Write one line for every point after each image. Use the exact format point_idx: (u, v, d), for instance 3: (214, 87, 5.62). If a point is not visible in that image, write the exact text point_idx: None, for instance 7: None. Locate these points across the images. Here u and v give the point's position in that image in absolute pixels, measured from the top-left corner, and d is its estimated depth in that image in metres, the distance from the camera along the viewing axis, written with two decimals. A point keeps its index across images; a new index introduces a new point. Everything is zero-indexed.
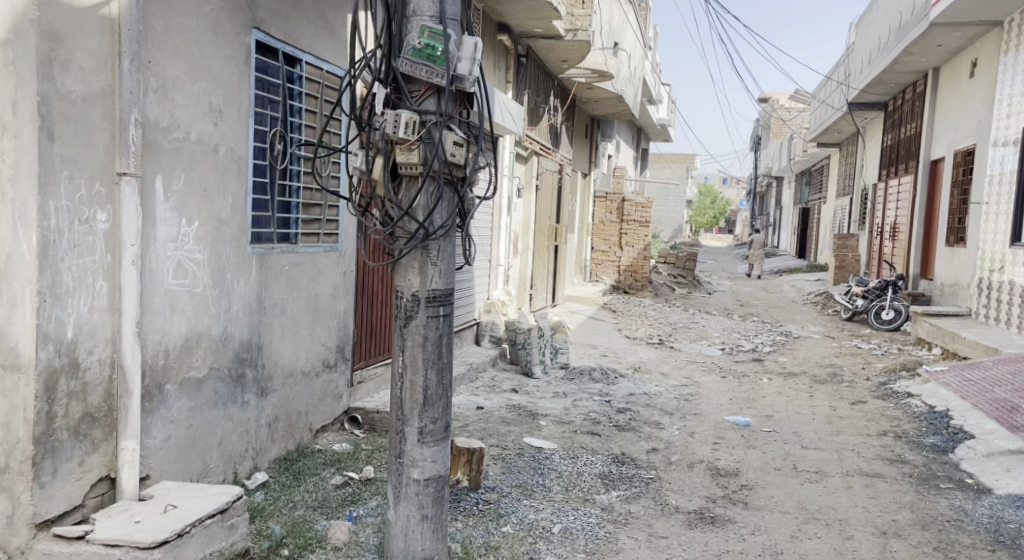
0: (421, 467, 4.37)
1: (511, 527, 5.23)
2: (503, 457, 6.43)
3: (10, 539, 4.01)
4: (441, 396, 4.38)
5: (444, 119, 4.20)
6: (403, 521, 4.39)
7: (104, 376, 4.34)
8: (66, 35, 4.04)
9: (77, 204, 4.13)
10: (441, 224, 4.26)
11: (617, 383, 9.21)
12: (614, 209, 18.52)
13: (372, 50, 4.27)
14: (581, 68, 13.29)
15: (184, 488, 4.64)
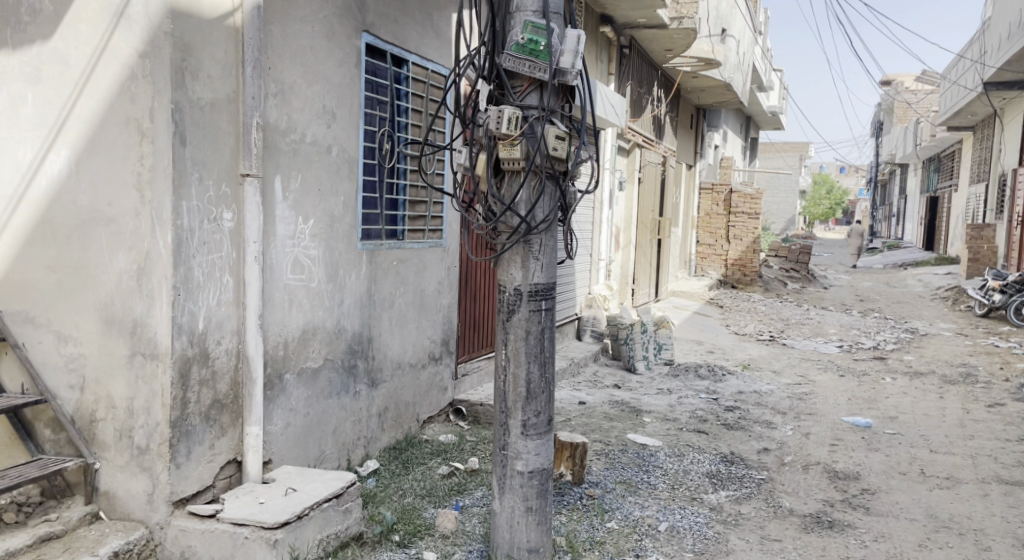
0: (525, 459, 4.45)
1: (616, 524, 5.26)
2: (607, 453, 6.47)
3: (151, 515, 4.34)
4: (543, 390, 4.45)
5: (547, 114, 4.26)
6: (508, 512, 4.50)
7: (231, 365, 4.62)
8: (195, 45, 4.30)
9: (206, 204, 4.39)
10: (543, 219, 4.31)
11: (725, 381, 9.08)
12: (721, 201, 18.24)
13: (476, 47, 4.39)
14: (687, 57, 13.11)
15: (303, 473, 4.89)
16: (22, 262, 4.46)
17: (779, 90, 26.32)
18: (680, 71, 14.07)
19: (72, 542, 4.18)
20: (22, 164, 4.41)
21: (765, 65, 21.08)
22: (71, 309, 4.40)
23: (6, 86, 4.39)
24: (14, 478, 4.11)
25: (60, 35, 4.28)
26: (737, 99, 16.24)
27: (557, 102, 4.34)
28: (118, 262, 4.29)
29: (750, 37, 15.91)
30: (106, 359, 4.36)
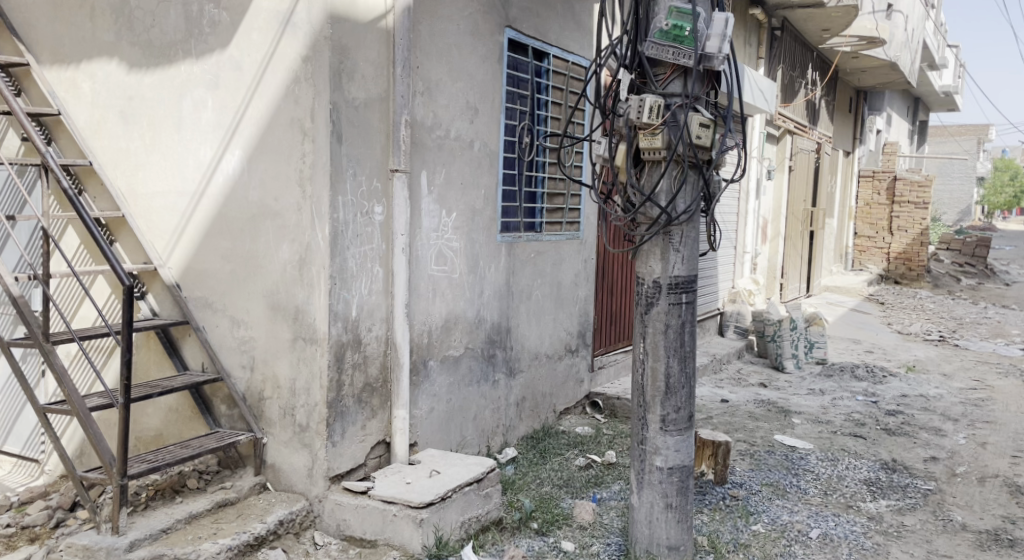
0: (665, 455, 4.46)
1: (761, 527, 5.18)
2: (753, 454, 6.40)
3: (311, 488, 4.67)
4: (684, 386, 4.44)
5: (691, 101, 4.23)
6: (647, 508, 4.52)
7: (381, 351, 4.88)
8: (351, 48, 4.55)
9: (360, 199, 4.65)
10: (684, 210, 4.30)
11: (887, 383, 8.71)
12: (883, 190, 17.41)
13: (618, 36, 4.44)
14: (847, 36, 12.59)
15: (446, 456, 5.12)
16: (201, 252, 4.84)
17: (955, 67, 24.58)
18: (837, 52, 13.49)
19: (243, 509, 4.56)
20: (202, 163, 4.77)
21: (936, 43, 19.85)
22: (243, 296, 4.75)
23: (189, 92, 4.75)
24: (196, 449, 4.50)
25: (236, 43, 4.61)
26: (903, 80, 15.38)
27: (701, 88, 4.33)
28: (282, 253, 4.60)
29: (919, 13, 15.00)
30: (272, 342, 4.69)
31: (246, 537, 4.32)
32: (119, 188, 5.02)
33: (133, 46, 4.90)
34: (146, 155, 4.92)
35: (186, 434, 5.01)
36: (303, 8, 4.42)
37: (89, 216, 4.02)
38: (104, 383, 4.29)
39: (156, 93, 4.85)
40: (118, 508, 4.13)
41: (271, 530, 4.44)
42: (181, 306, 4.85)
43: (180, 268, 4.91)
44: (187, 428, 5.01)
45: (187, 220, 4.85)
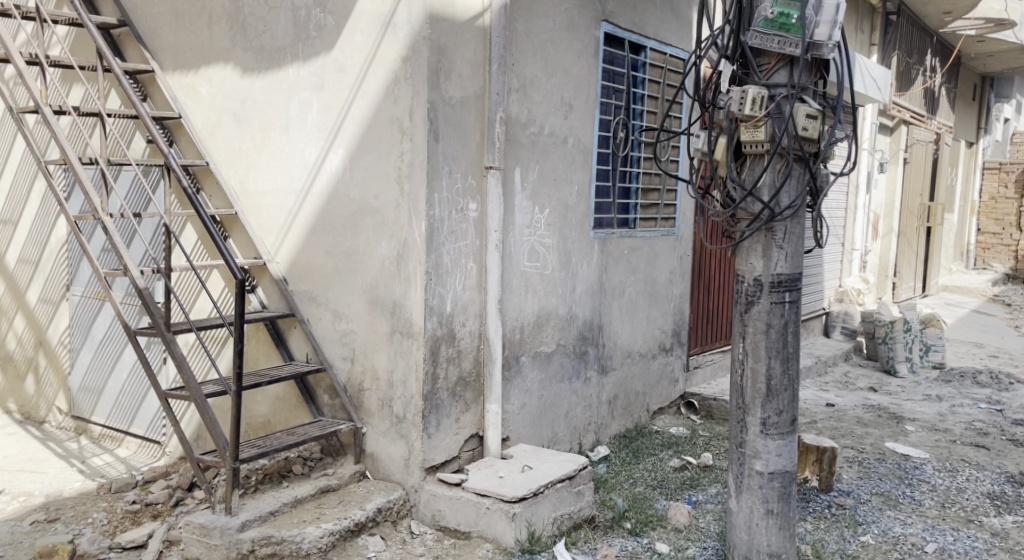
0: (765, 459, 4.36)
1: (871, 538, 5.00)
2: (862, 461, 6.19)
3: (407, 478, 4.81)
4: (786, 388, 4.34)
5: (796, 92, 4.10)
6: (746, 513, 4.43)
7: (474, 345, 4.99)
8: (449, 47, 4.66)
9: (455, 196, 4.76)
10: (788, 205, 4.19)
11: (1013, 391, 8.25)
12: (1010, 183, 16.33)
13: (721, 26, 4.37)
14: (972, 19, 11.95)
15: (538, 452, 5.19)
16: (306, 248, 4.98)
17: None
18: (961, 36, 12.80)
19: (344, 495, 4.74)
20: (308, 163, 4.92)
21: None
22: (345, 290, 4.88)
23: (296, 94, 4.89)
24: (301, 436, 4.69)
25: (340, 45, 4.75)
26: None
27: (808, 78, 4.20)
28: (381, 249, 4.72)
29: None
30: (370, 335, 4.82)
31: (347, 523, 4.49)
32: (231, 186, 5.19)
33: (245, 52, 5.04)
34: (255, 155, 5.08)
35: (292, 421, 5.17)
36: (403, 10, 4.54)
37: (206, 214, 4.25)
38: (219, 371, 4.51)
39: (265, 96, 5.00)
40: (232, 490, 4.32)
41: (371, 517, 4.61)
42: (288, 300, 5.01)
43: (287, 263, 5.06)
44: (293, 415, 5.17)
45: (293, 217, 5.00)
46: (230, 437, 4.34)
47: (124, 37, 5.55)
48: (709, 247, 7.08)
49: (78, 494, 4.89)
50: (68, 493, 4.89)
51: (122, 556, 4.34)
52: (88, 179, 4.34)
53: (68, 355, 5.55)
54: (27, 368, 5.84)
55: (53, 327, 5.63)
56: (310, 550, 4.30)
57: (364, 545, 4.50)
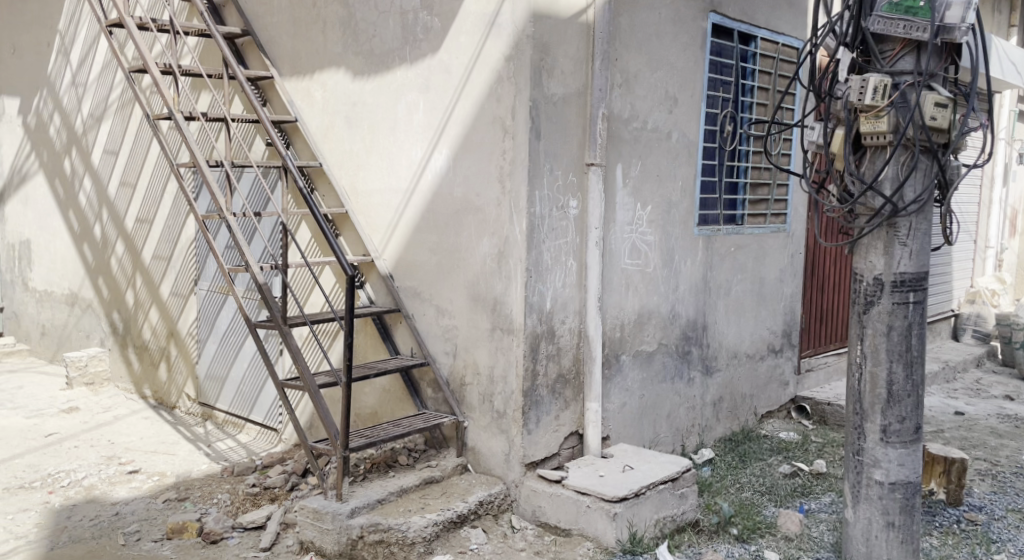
0: (885, 469, 4.13)
1: (1006, 557, 4.66)
2: (996, 474, 5.80)
3: (508, 473, 4.88)
4: (910, 394, 4.12)
5: (924, 79, 3.88)
6: (864, 524, 4.19)
7: (574, 343, 5.02)
8: (552, 44, 4.68)
9: (555, 193, 4.78)
10: (913, 200, 3.95)
11: None
12: None
13: (838, 12, 4.10)
14: None
15: (640, 452, 5.17)
16: (410, 246, 5.12)
17: None
18: None
19: (447, 487, 4.84)
20: (414, 162, 5.05)
21: None
22: (447, 287, 4.98)
23: (404, 96, 5.04)
24: (405, 428, 4.80)
25: (446, 47, 4.85)
26: None
27: (937, 64, 3.94)
28: (483, 246, 4.80)
29: None
30: (472, 330, 4.91)
31: (450, 514, 4.59)
32: (343, 186, 5.39)
33: (356, 56, 5.23)
34: (365, 155, 5.26)
35: (398, 412, 5.32)
36: (508, 8, 4.59)
37: (320, 212, 4.46)
38: (330, 362, 4.69)
39: (375, 98, 5.17)
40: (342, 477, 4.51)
41: (472, 510, 4.69)
42: (394, 295, 5.16)
43: (393, 260, 5.21)
44: (397, 407, 5.32)
45: (399, 215, 5.15)
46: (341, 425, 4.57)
47: (247, 46, 5.85)
48: (823, 243, 6.82)
49: (205, 476, 5.20)
50: (196, 474, 5.22)
51: (243, 536, 4.61)
52: (214, 180, 4.59)
53: (196, 345, 5.91)
54: (160, 356, 6.24)
55: (183, 319, 5.99)
56: (415, 539, 4.42)
57: (466, 537, 4.59)
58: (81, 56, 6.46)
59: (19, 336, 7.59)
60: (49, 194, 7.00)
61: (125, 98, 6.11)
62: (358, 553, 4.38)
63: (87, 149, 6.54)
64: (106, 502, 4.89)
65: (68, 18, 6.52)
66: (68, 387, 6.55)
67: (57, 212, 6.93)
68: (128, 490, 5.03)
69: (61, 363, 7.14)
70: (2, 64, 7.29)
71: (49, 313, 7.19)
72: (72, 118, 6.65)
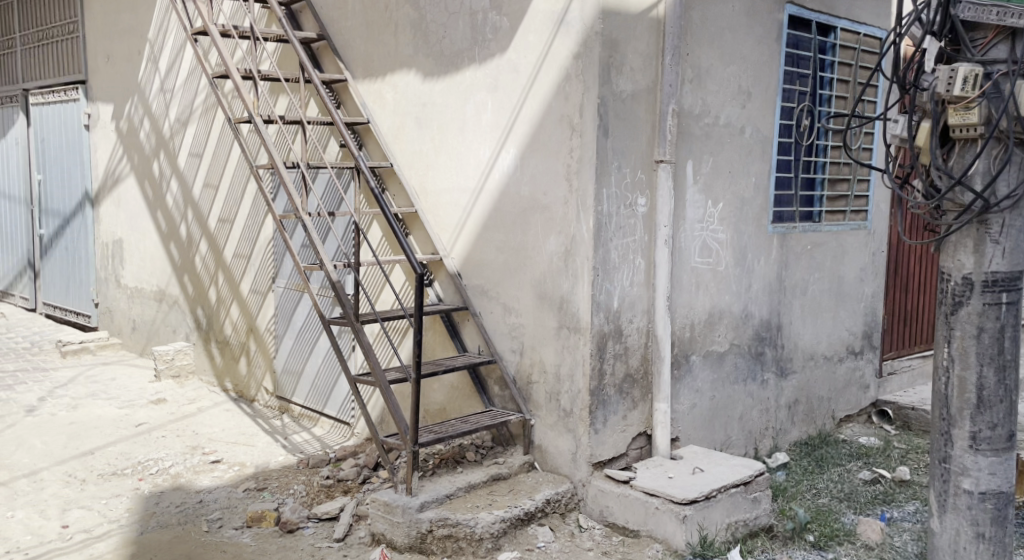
0: (974, 477, 3.84)
1: None
2: None
3: (575, 472, 4.86)
4: (1002, 399, 3.82)
5: (1020, 67, 3.58)
6: (951, 534, 3.91)
7: (642, 342, 4.97)
8: (622, 41, 4.64)
9: (623, 191, 4.74)
10: (1007, 195, 3.68)
11: None
12: None
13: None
14: None
15: (710, 455, 5.08)
16: (478, 244, 5.16)
17: None
18: None
19: (515, 484, 4.86)
20: (482, 161, 5.08)
21: None
22: (514, 285, 5.00)
23: (472, 96, 5.08)
24: (473, 424, 4.84)
25: (514, 46, 4.86)
26: None
27: None
28: (550, 245, 4.80)
29: None
30: (539, 329, 4.91)
31: (518, 511, 4.61)
32: (412, 185, 5.47)
33: (426, 58, 5.30)
34: (434, 155, 5.33)
35: (466, 409, 5.37)
36: (577, 6, 4.56)
37: (390, 212, 4.51)
38: (400, 358, 4.74)
39: (444, 99, 5.23)
40: (412, 472, 4.58)
41: (539, 508, 4.70)
42: (461, 293, 5.21)
43: (461, 259, 5.26)
44: (465, 404, 5.38)
45: (467, 214, 5.19)
46: (411, 421, 4.63)
47: (322, 50, 6.00)
48: (907, 241, 6.56)
49: (282, 467, 5.37)
50: (274, 465, 5.39)
51: (318, 526, 4.75)
52: (291, 182, 4.66)
53: (274, 340, 6.11)
54: (240, 351, 6.48)
55: (261, 315, 6.20)
56: (483, 535, 4.45)
57: (533, 535, 4.61)
58: (168, 63, 6.75)
59: (111, 330, 7.93)
60: (140, 195, 7.34)
61: (209, 103, 6.37)
62: (428, 547, 4.45)
63: (174, 152, 6.83)
64: (190, 490, 5.08)
65: (157, 28, 6.81)
66: (156, 379, 6.84)
67: (147, 212, 7.26)
68: (210, 479, 5.22)
69: (150, 356, 7.45)
70: (96, 72, 7.66)
71: (139, 308, 7.52)
72: (161, 123, 6.96)
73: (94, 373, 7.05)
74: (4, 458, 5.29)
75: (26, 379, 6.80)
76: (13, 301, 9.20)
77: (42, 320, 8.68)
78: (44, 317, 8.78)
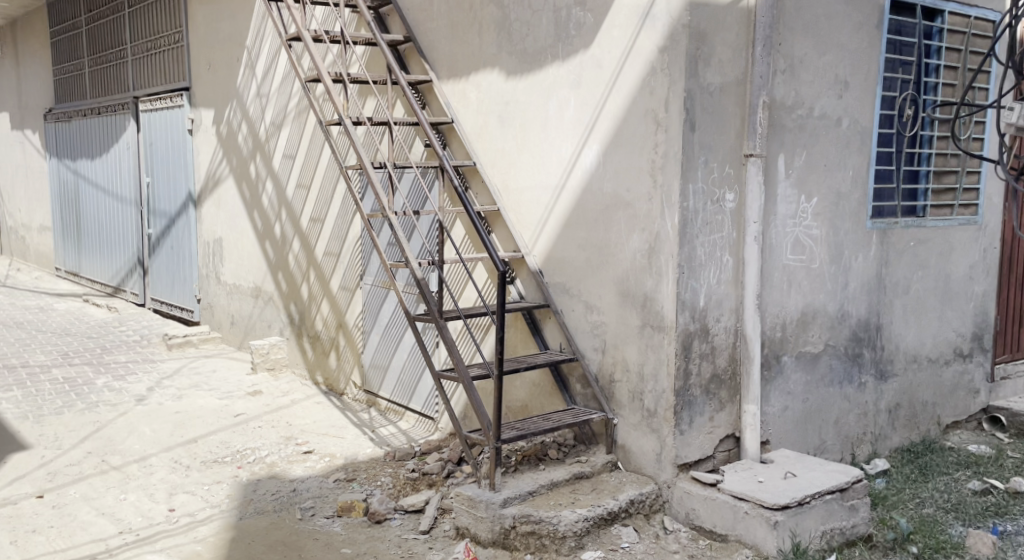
0: None
1: None
2: None
3: (660, 473, 4.78)
4: None
5: None
6: None
7: (730, 342, 4.84)
8: (710, 32, 4.52)
9: (711, 186, 4.62)
10: None
11: None
12: None
13: None
14: None
15: (803, 459, 4.89)
16: (560, 242, 5.14)
17: None
18: None
19: (597, 483, 4.81)
20: (565, 158, 5.06)
21: None
22: (596, 283, 4.96)
23: (556, 93, 5.06)
24: (556, 422, 4.82)
25: (598, 41, 4.81)
26: None
27: None
28: (633, 242, 4.73)
29: None
30: (622, 327, 4.85)
31: (601, 511, 4.55)
32: (496, 183, 5.50)
33: (510, 56, 5.31)
34: (517, 154, 5.34)
35: (547, 407, 5.36)
36: None
37: (473, 210, 4.53)
38: (482, 355, 4.76)
39: (528, 97, 5.23)
40: (495, 468, 4.58)
41: (623, 508, 4.64)
42: (543, 291, 5.20)
43: (543, 256, 5.25)
44: (547, 402, 5.37)
45: (550, 211, 5.18)
46: (494, 417, 4.64)
47: (408, 52, 6.10)
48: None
49: (370, 459, 5.51)
50: (363, 457, 5.54)
51: (404, 518, 4.83)
52: (378, 181, 4.71)
53: (362, 336, 6.29)
54: (330, 346, 6.69)
55: (350, 311, 6.38)
56: (566, 533, 4.42)
57: (617, 535, 4.55)
58: (264, 69, 7.02)
59: (212, 325, 8.33)
60: (238, 196, 7.67)
61: (302, 106, 6.60)
62: (511, 543, 4.46)
63: (270, 154, 7.12)
64: (285, 478, 5.28)
65: (254, 35, 7.09)
66: (253, 372, 7.14)
67: (244, 212, 7.59)
68: (303, 468, 5.42)
69: (248, 350, 7.78)
70: (200, 79, 8.03)
71: (238, 304, 7.86)
72: (257, 126, 7.26)
73: (197, 364, 7.43)
74: (118, 444, 5.64)
75: (137, 369, 7.23)
76: (124, 296, 9.82)
77: (150, 314, 9.22)
78: (152, 312, 9.32)
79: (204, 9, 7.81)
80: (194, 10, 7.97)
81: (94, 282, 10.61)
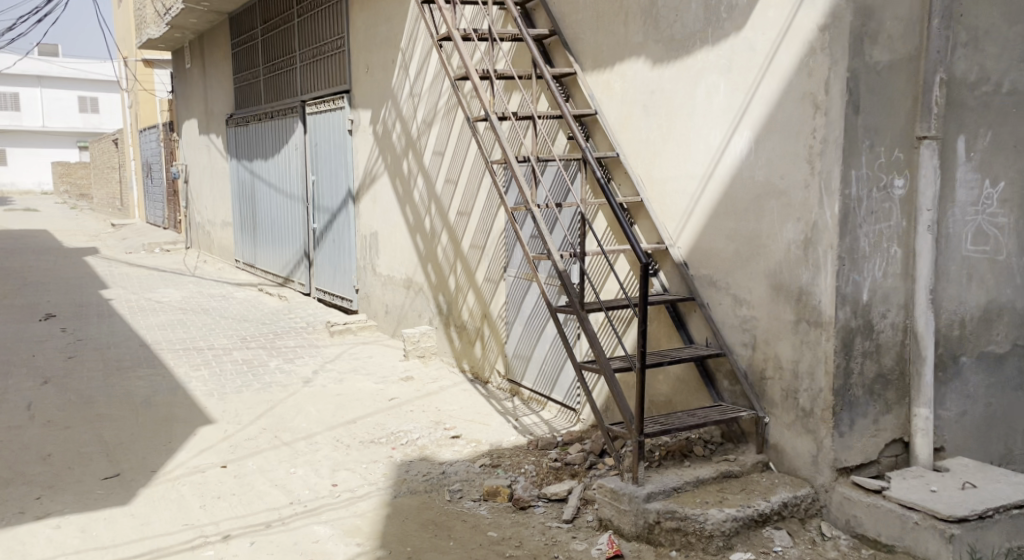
0: None
1: None
2: None
3: (817, 476, 4.50)
4: None
5: None
6: None
7: (898, 339, 4.48)
8: (879, 7, 4.16)
9: (877, 171, 4.28)
10: None
11: None
12: None
13: None
14: None
15: (985, 469, 4.46)
16: (707, 233, 4.96)
17: None
18: None
19: (747, 483, 4.60)
20: (714, 145, 4.86)
21: None
22: (747, 275, 4.74)
23: (706, 78, 4.86)
24: (701, 418, 4.68)
25: (752, 23, 4.55)
26: None
27: None
28: (787, 233, 4.46)
29: None
30: (774, 322, 4.60)
31: (751, 511, 4.35)
32: (641, 174, 5.39)
33: (658, 43, 5.17)
34: (663, 142, 5.20)
35: (693, 403, 5.22)
36: None
37: (616, 201, 4.43)
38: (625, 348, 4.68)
39: (676, 84, 5.07)
40: (637, 462, 4.48)
41: (776, 510, 4.40)
42: (689, 284, 5.04)
43: (689, 247, 5.09)
44: (694, 397, 5.21)
45: (697, 201, 5.01)
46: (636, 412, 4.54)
47: (553, 45, 6.08)
48: None
49: (514, 447, 5.62)
50: (507, 445, 5.66)
51: (548, 507, 4.89)
52: (522, 175, 4.75)
53: (505, 326, 6.45)
54: (475, 335, 6.89)
55: (494, 302, 6.56)
56: (713, 531, 4.26)
57: (770, 538, 4.33)
58: (417, 69, 7.27)
59: (369, 313, 8.79)
60: (392, 191, 8.01)
61: (451, 105, 6.81)
62: (655, 538, 4.36)
63: (422, 151, 7.39)
64: (435, 461, 5.51)
65: (408, 37, 7.36)
66: (406, 358, 7.48)
67: (397, 207, 7.92)
68: (452, 452, 5.62)
69: (400, 338, 8.17)
70: (359, 81, 8.45)
71: (391, 295, 8.26)
72: (411, 124, 7.54)
73: (357, 351, 7.89)
74: (287, 423, 6.12)
75: (303, 354, 7.82)
76: (294, 286, 10.68)
77: (315, 303, 9.95)
78: (315, 301, 10.07)
79: (363, 15, 8.20)
80: (355, 15, 8.37)
81: (268, 272, 11.59)
